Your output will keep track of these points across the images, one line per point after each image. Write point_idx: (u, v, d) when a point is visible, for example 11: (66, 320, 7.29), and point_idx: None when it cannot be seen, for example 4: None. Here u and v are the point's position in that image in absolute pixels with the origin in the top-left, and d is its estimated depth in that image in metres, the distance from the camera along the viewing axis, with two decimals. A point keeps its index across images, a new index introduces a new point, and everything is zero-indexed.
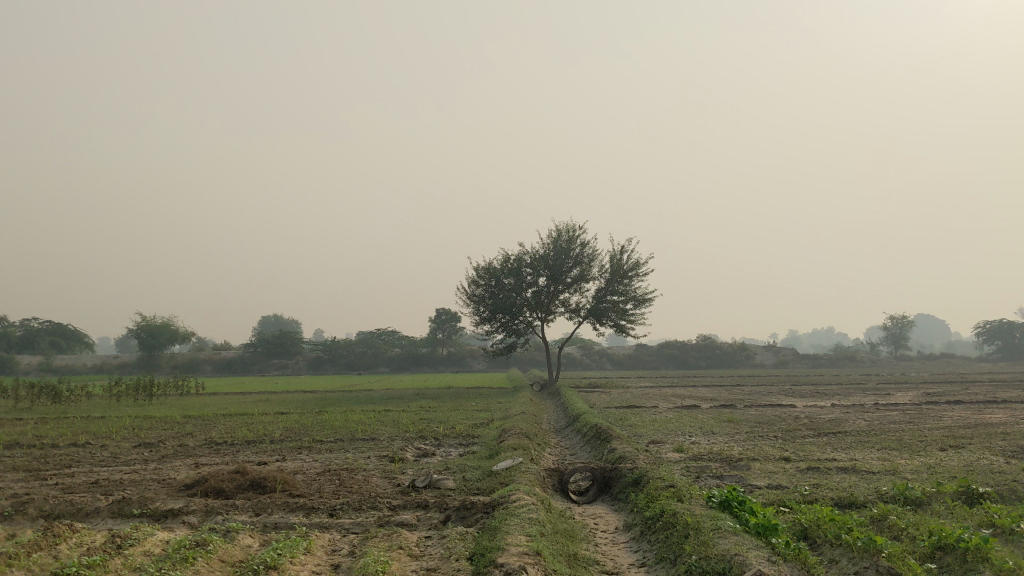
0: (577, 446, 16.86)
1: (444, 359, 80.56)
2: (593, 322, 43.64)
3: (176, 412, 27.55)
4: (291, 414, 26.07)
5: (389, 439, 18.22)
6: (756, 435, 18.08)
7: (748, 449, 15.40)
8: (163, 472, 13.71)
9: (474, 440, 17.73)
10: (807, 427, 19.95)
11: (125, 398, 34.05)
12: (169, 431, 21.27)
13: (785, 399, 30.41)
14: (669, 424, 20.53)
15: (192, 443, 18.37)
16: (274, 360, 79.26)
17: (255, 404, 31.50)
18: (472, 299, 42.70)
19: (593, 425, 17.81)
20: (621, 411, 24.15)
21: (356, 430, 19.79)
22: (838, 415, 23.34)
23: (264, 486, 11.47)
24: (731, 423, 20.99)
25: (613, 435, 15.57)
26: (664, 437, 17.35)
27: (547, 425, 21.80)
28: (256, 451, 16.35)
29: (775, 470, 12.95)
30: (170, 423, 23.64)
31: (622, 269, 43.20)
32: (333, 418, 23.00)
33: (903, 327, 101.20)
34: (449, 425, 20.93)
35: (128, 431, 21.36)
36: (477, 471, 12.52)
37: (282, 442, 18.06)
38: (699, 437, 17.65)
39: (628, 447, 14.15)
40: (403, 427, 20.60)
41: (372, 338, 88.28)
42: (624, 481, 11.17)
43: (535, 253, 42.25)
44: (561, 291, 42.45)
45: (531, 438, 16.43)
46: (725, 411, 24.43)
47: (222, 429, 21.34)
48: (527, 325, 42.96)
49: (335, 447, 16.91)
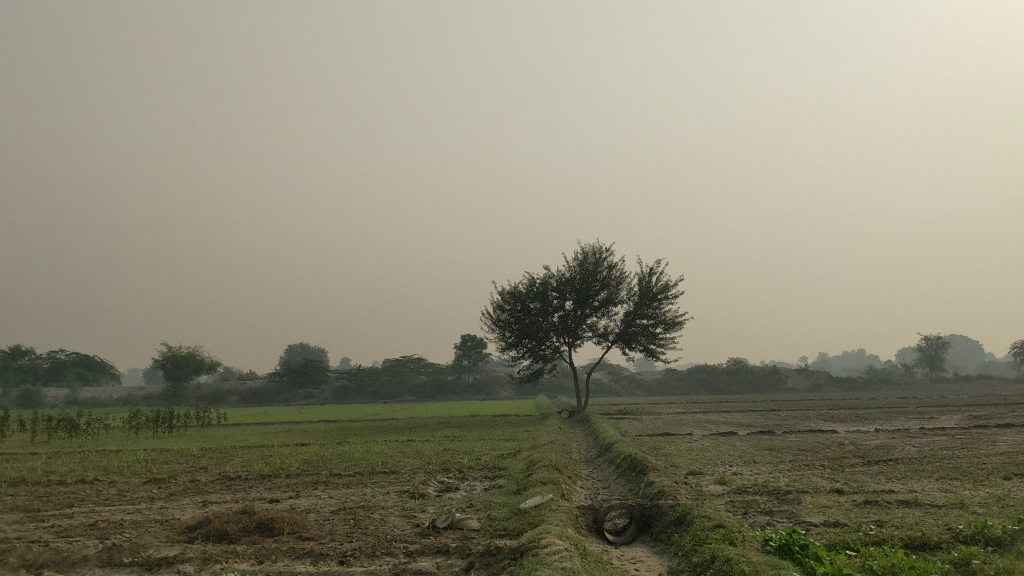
0: (610, 479, 15.82)
1: (470, 387, 79.56)
2: (621, 347, 42.56)
3: (194, 445, 26.75)
4: (312, 445, 25.19)
5: (410, 472, 17.27)
6: (801, 464, 16.92)
7: (795, 481, 14.26)
8: (168, 511, 12.83)
9: (500, 472, 16.72)
10: (854, 455, 18.77)
11: (144, 431, 33.36)
12: (183, 465, 20.50)
13: (826, 425, 29.11)
14: (706, 453, 19.42)
15: (204, 478, 17.56)
16: (299, 389, 78.62)
17: (276, 435, 30.66)
18: (498, 324, 41.82)
19: (626, 455, 16.76)
20: (655, 440, 23.06)
21: (377, 463, 18.85)
22: (885, 440, 22.14)
23: (271, 529, 10.56)
24: (772, 451, 19.85)
25: (649, 466, 14.52)
26: (702, 467, 16.24)
27: (578, 455, 20.75)
28: (269, 487, 15.48)
29: (830, 504, 11.83)
30: (185, 457, 22.79)
31: (651, 291, 42.16)
32: (353, 450, 22.08)
33: (938, 348, 99.19)
34: (475, 456, 19.94)
35: (141, 465, 20.60)
36: (504, 509, 11.50)
37: (299, 476, 17.17)
38: (739, 467, 16.53)
39: (665, 480, 13.10)
40: (426, 458, 19.65)
41: (397, 366, 87.44)
42: (665, 521, 10.12)
43: (561, 276, 41.35)
44: (588, 315, 41.47)
45: (561, 470, 15.40)
46: (764, 438, 23.26)
47: (238, 463, 20.50)
48: (554, 350, 41.93)
49: (352, 482, 15.98)
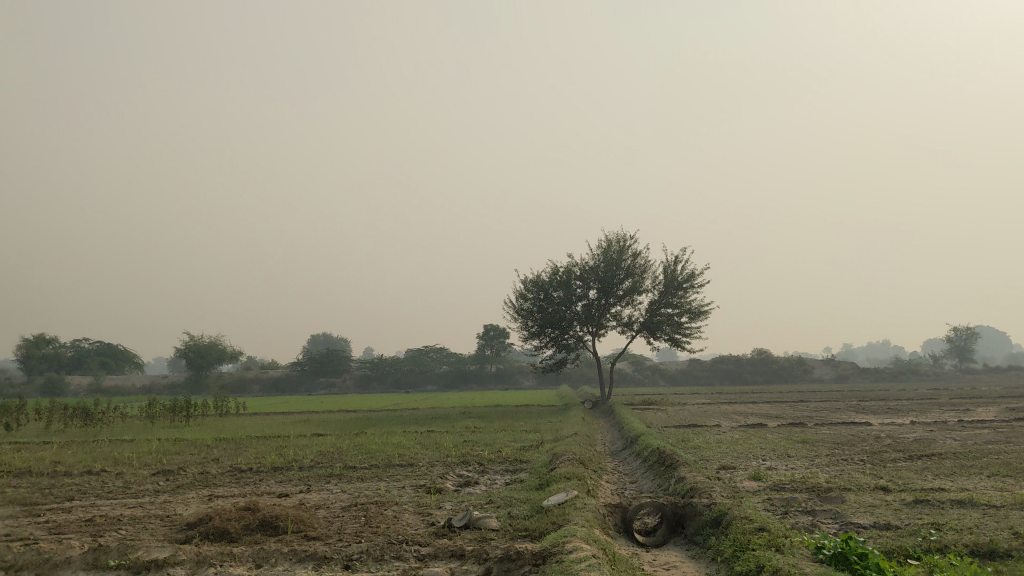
0: (637, 473, 14.97)
1: (492, 377, 78.85)
2: (646, 336, 41.66)
3: (209, 434, 26.15)
4: (329, 435, 24.53)
5: (428, 465, 16.51)
6: (839, 459, 16.02)
7: (836, 477, 13.36)
8: (169, 507, 12.12)
9: (522, 466, 15.92)
10: (893, 448, 17.81)
11: (160, 420, 32.87)
12: (196, 456, 19.90)
13: (859, 417, 28.07)
14: (738, 447, 18.55)
15: (214, 470, 16.90)
16: (321, 379, 78.25)
17: (294, 425, 30.13)
18: (521, 313, 41.05)
19: (654, 449, 15.92)
20: (682, 432, 22.20)
21: (394, 455, 18.12)
22: (924, 434, 21.13)
23: (275, 527, 9.82)
24: (807, 444, 18.93)
25: (680, 461, 13.66)
26: (735, 462, 15.37)
27: (603, 447, 19.92)
28: (279, 481, 14.78)
29: (876, 503, 10.95)
30: (198, 447, 22.17)
31: (677, 280, 41.21)
32: (370, 441, 21.37)
33: (968, 339, 97.44)
34: (495, 447, 19.16)
35: (152, 456, 20.02)
36: (525, 507, 10.70)
37: (312, 469, 16.47)
38: (775, 462, 15.65)
39: (698, 475, 12.24)
40: (446, 450, 18.91)
41: (419, 355, 86.86)
42: (700, 521, 9.30)
43: (584, 265, 40.47)
44: (612, 304, 40.60)
45: (586, 464, 14.57)
46: (796, 431, 22.32)
47: (252, 454, 19.85)
48: (577, 340, 41.06)
49: (367, 475, 15.26)
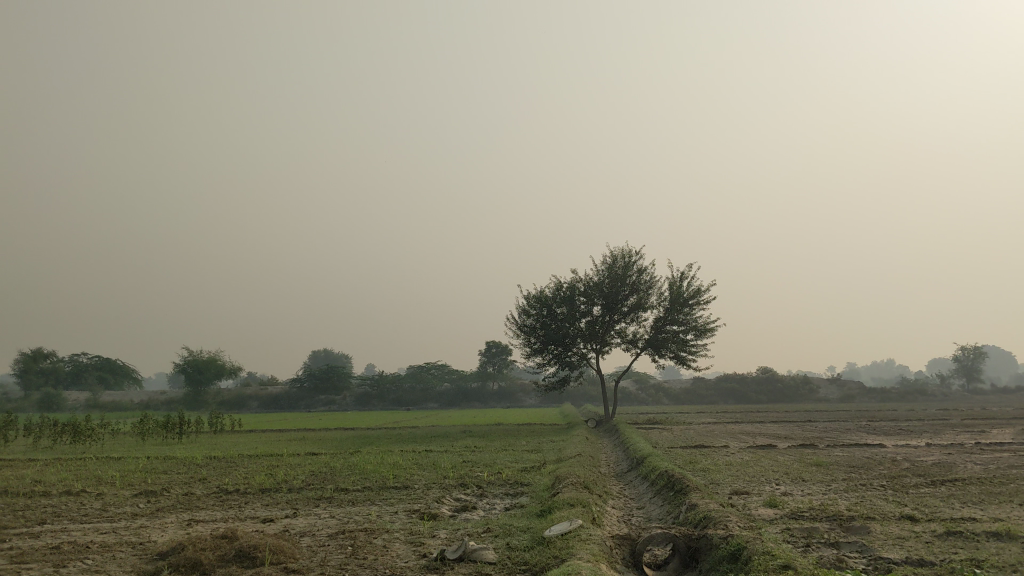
0: (644, 499, 14.15)
1: (494, 395, 77.93)
2: (651, 354, 40.87)
3: (201, 453, 25.34)
4: (323, 454, 23.68)
5: (424, 488, 15.69)
6: (857, 483, 15.21)
7: (857, 504, 12.54)
8: (145, 533, 11.30)
9: (522, 489, 15.11)
10: (912, 472, 16.98)
11: (152, 437, 32.05)
12: (183, 475, 19.09)
13: (871, 438, 27.18)
14: (749, 470, 17.73)
15: (199, 491, 16.09)
16: (321, 395, 77.39)
17: (289, 443, 29.37)
18: (523, 329, 40.28)
19: (662, 472, 15.10)
20: (690, 453, 21.40)
21: (389, 476, 17.33)
22: (941, 457, 20.36)
23: (252, 559, 9.04)
24: (821, 467, 18.12)
25: (690, 486, 12.85)
26: (747, 486, 14.57)
27: (607, 469, 19.10)
28: (266, 504, 13.97)
29: (905, 535, 10.13)
30: (186, 466, 21.37)
31: (682, 297, 40.44)
32: (364, 461, 20.56)
33: (976, 358, 96.41)
34: (495, 469, 18.34)
35: (137, 475, 19.22)
36: (526, 537, 9.91)
37: (301, 490, 15.67)
38: (790, 487, 14.82)
39: (711, 503, 11.43)
40: (443, 471, 18.12)
41: (420, 372, 85.99)
42: (717, 555, 8.51)
43: (589, 280, 39.73)
44: (616, 321, 39.85)
45: (589, 488, 13.74)
46: (808, 453, 21.52)
47: (241, 474, 19.05)
48: (580, 358, 40.25)
49: (359, 498, 14.44)
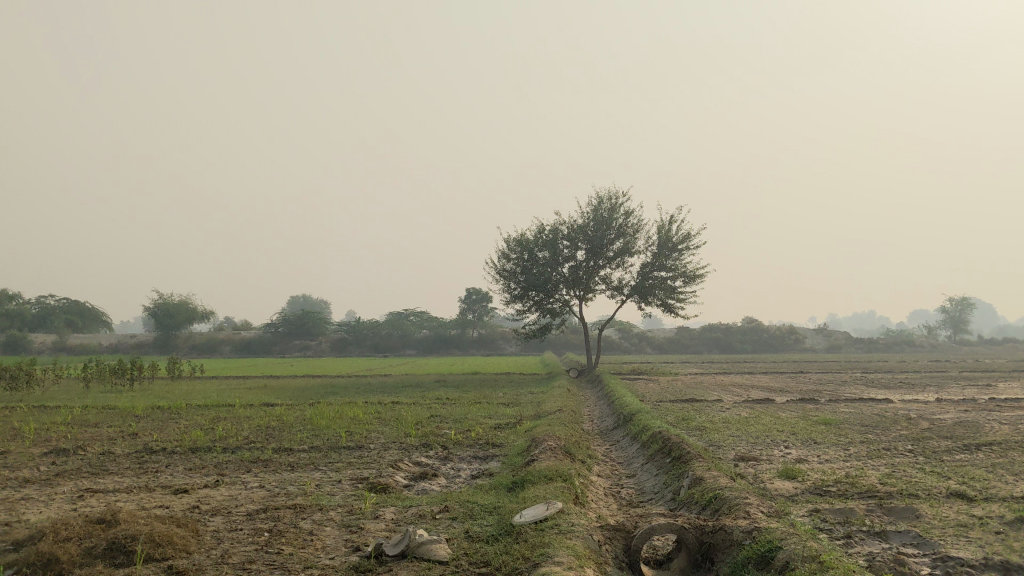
0: (634, 466, 12.06)
1: (474, 342, 75.91)
2: (637, 301, 38.80)
3: (147, 402, 23.14)
4: (278, 406, 21.49)
5: (380, 449, 13.55)
6: (880, 448, 13.14)
7: (890, 477, 10.47)
8: (14, 511, 9.01)
9: (493, 452, 12.96)
10: (936, 434, 14.95)
11: (101, 383, 29.72)
12: (111, 429, 16.87)
13: (874, 392, 25.18)
14: (750, 428, 15.63)
15: (119, 450, 13.84)
16: (295, 341, 75.35)
17: (246, 392, 27.27)
18: (503, 274, 38.08)
19: (654, 434, 13.01)
20: (679, 408, 19.38)
21: (342, 434, 15.19)
22: (959, 414, 18.43)
23: (128, 554, 6.83)
24: (830, 426, 16.17)
25: (691, 453, 10.70)
26: (753, 451, 12.46)
27: (590, 427, 17.02)
28: (189, 468, 11.79)
29: (967, 521, 8.06)
30: (122, 417, 19.13)
31: (671, 241, 38.25)
32: (319, 414, 18.37)
33: (963, 309, 95.20)
34: (465, 426, 16.19)
35: (57, 428, 16.95)
36: (492, 522, 7.79)
37: (235, 451, 13.49)
38: (804, 452, 12.71)
39: (719, 476, 9.30)
40: (406, 429, 15.98)
41: (398, 319, 83.70)
42: (740, 558, 6.40)
43: (572, 223, 37.52)
44: (601, 267, 37.66)
45: (570, 452, 11.58)
46: (811, 409, 19.53)
47: (176, 428, 16.82)
48: (563, 305, 38.07)
49: (300, 463, 12.27)
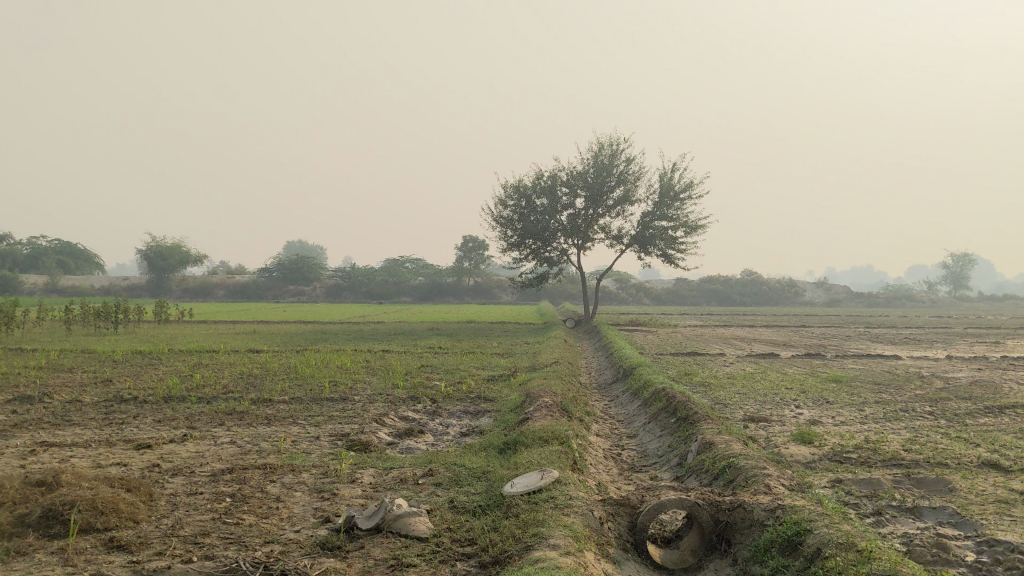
0: (636, 426, 11.25)
1: (470, 290, 75.11)
2: (637, 251, 37.90)
3: (129, 346, 22.32)
4: (265, 353, 20.65)
5: (366, 402, 12.75)
6: (898, 409, 12.32)
7: (915, 443, 9.64)
8: None
9: (485, 408, 12.16)
10: (955, 395, 14.13)
11: (84, 325, 28.90)
12: (86, 375, 16.07)
13: (881, 349, 24.37)
14: (757, 386, 14.83)
15: (89, 398, 13.02)
16: (290, 286, 74.56)
17: (233, 337, 26.43)
18: (500, 221, 37.11)
19: (656, 391, 12.19)
20: (680, 362, 18.58)
21: (327, 385, 14.40)
22: (974, 374, 17.63)
23: (63, 524, 6.00)
24: (840, 384, 15.37)
25: (699, 414, 9.87)
26: (763, 411, 11.63)
27: (588, 381, 16.22)
28: (158, 421, 10.94)
29: (1006, 497, 7.25)
30: (99, 363, 18.31)
31: (673, 190, 37.20)
32: (305, 363, 17.58)
33: (964, 266, 94.39)
34: (458, 378, 15.36)
35: (28, 374, 16.14)
36: (480, 491, 6.97)
37: (211, 401, 12.67)
38: (816, 413, 11.89)
39: (731, 441, 8.47)
40: (395, 380, 15.16)
41: (395, 265, 82.82)
42: (762, 541, 5.59)
43: (572, 169, 36.43)
44: (601, 215, 36.70)
45: (567, 410, 10.77)
46: (818, 365, 18.74)
47: (154, 376, 16.01)
48: (561, 254, 37.17)
49: (278, 416, 11.44)
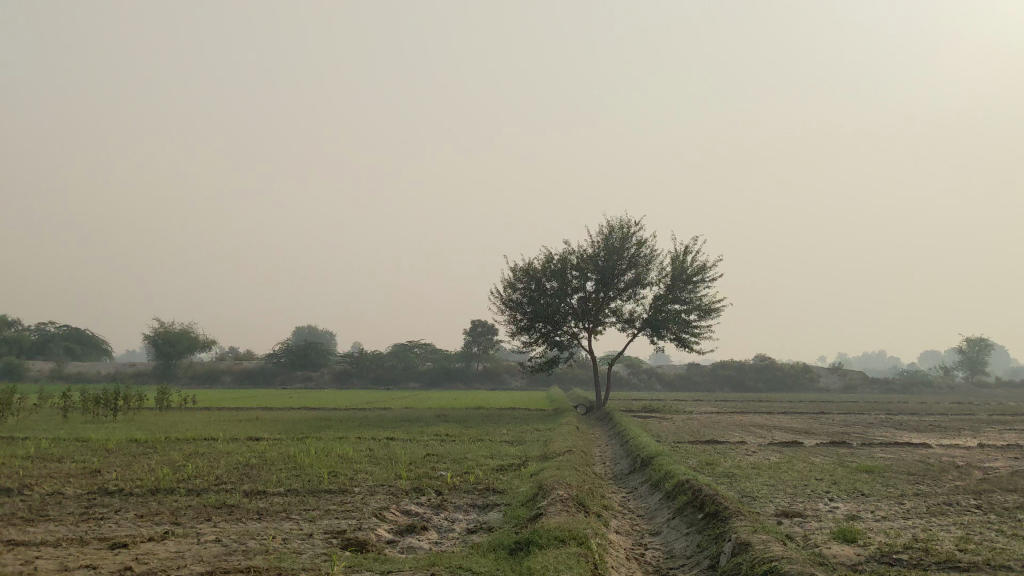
0: (658, 523, 10.35)
1: (479, 376, 74.15)
2: (650, 335, 37.13)
3: (126, 434, 21.48)
4: (265, 441, 19.78)
5: (367, 494, 11.90)
6: (941, 502, 11.39)
7: (968, 541, 8.74)
8: None
9: (494, 501, 11.29)
10: (997, 487, 13.17)
11: (82, 412, 28.08)
12: (74, 465, 15.23)
13: (907, 436, 23.34)
14: (784, 476, 13.90)
15: (71, 490, 12.17)
16: (297, 372, 73.70)
17: (234, 424, 25.53)
18: (509, 305, 36.47)
19: (678, 483, 11.31)
20: (699, 450, 17.64)
21: (327, 476, 13.54)
22: (1012, 464, 16.62)
23: None
24: (872, 475, 14.42)
25: (730, 509, 8.99)
26: (796, 506, 10.72)
27: (604, 472, 15.30)
28: (140, 516, 10.10)
29: None
30: (89, 452, 17.47)
31: (685, 273, 36.61)
32: (304, 452, 16.72)
33: (980, 350, 93.06)
34: (465, 468, 14.46)
35: (14, 463, 15.30)
36: None
37: (200, 494, 11.83)
38: (853, 506, 10.97)
39: (769, 541, 7.59)
40: (398, 470, 14.28)
41: (403, 350, 82.02)
42: None
43: (582, 252, 35.95)
44: (612, 298, 36.07)
45: (584, 505, 9.90)
46: (846, 454, 17.76)
47: (145, 466, 15.17)
48: (571, 338, 36.43)
49: (271, 511, 10.59)
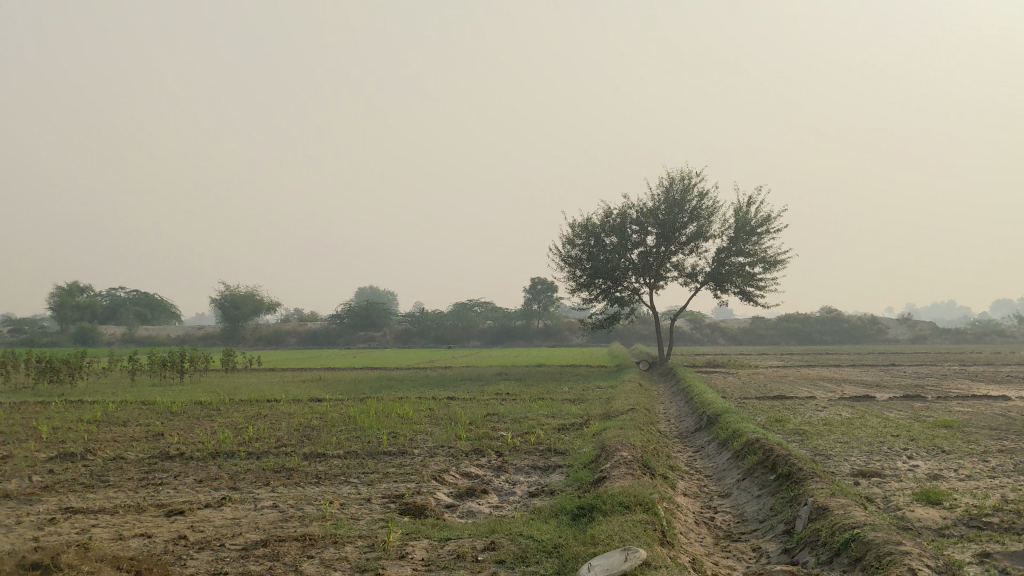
0: (727, 484, 9.93)
1: (539, 333, 73.99)
2: (713, 289, 36.39)
3: (191, 396, 21.67)
4: (325, 402, 19.75)
5: (426, 456, 11.67)
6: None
7: None
8: None
9: (556, 462, 10.98)
10: None
11: (150, 375, 28.50)
12: (137, 429, 15.30)
13: (984, 388, 22.48)
14: (858, 433, 13.33)
15: (132, 455, 12.17)
16: (360, 332, 74.36)
17: (296, 385, 25.62)
18: (568, 261, 36.00)
19: (747, 442, 10.85)
20: (766, 406, 17.12)
21: (386, 437, 13.36)
22: None
23: None
24: (951, 430, 13.78)
25: (804, 469, 8.53)
26: (873, 464, 10.20)
27: (668, 430, 14.89)
28: (198, 482, 9.99)
29: None
30: (154, 416, 17.59)
31: (749, 225, 35.69)
32: (365, 412, 16.60)
33: None
34: (526, 427, 14.17)
35: (80, 427, 15.44)
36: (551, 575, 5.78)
37: (259, 458, 11.71)
38: (934, 465, 10.41)
39: (849, 504, 7.13)
40: (458, 430, 14.05)
41: (464, 309, 82.20)
42: None
43: (642, 206, 35.27)
44: (673, 252, 35.43)
45: (649, 466, 9.53)
46: (921, 408, 17.08)
47: (207, 429, 15.18)
48: (632, 293, 35.87)
49: (329, 474, 10.41)
